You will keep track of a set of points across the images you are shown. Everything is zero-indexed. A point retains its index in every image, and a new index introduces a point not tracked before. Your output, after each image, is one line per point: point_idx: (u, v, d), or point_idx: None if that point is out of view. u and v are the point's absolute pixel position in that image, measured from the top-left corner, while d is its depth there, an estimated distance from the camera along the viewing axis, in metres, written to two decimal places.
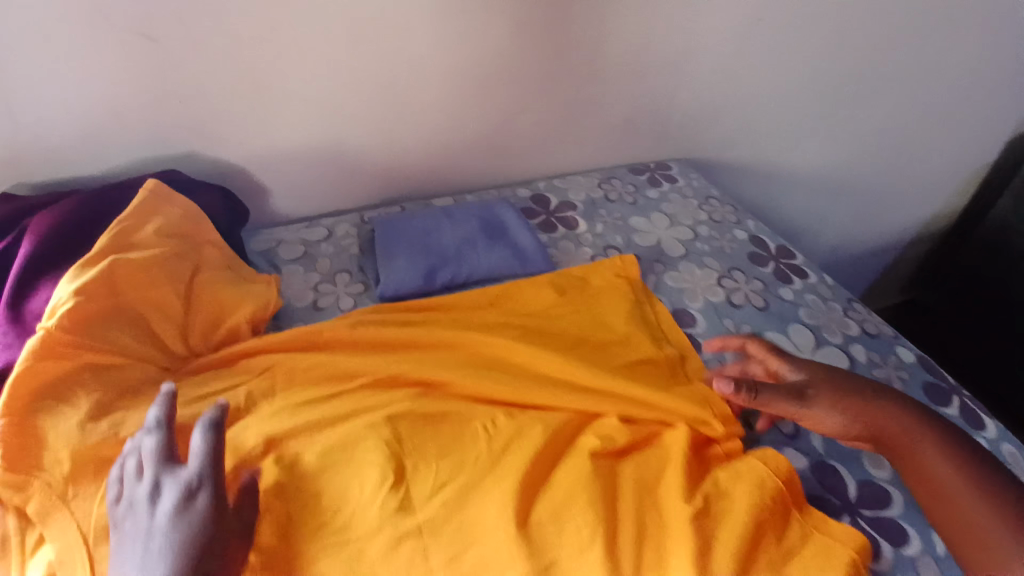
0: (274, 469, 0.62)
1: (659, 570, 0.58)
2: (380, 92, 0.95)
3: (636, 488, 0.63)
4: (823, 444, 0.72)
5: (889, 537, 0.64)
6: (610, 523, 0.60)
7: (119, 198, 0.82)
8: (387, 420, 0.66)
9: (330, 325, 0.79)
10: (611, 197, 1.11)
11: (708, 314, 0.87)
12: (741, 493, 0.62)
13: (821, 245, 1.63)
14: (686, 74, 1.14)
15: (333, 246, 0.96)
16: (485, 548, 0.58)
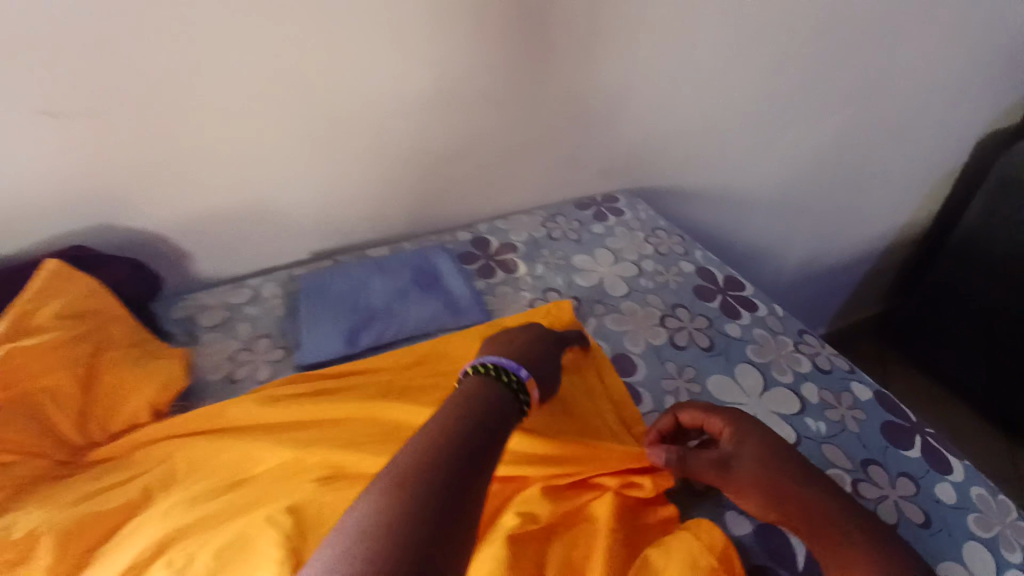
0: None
1: None
2: (306, 149, 0.91)
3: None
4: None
5: None
6: None
7: (20, 279, 0.77)
8: (289, 510, 0.62)
9: (234, 404, 0.75)
10: (554, 235, 1.06)
11: (649, 358, 0.82)
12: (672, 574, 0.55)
13: (793, 262, 1.58)
14: (631, 107, 1.10)
15: (258, 308, 0.92)
16: None
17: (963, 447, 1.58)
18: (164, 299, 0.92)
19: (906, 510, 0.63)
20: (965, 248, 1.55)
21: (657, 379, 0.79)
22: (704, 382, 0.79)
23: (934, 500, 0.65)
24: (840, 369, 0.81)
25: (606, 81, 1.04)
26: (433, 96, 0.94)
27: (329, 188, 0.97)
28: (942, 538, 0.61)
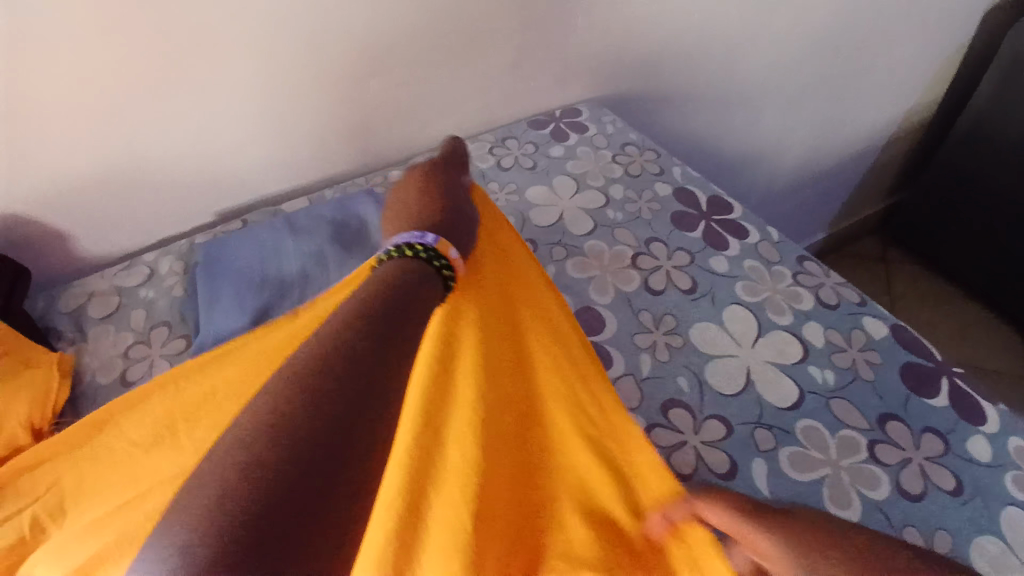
0: None
1: None
2: (173, 87, 0.72)
3: None
4: (766, 477, 0.54)
5: None
6: None
7: None
8: None
9: (124, 406, 0.60)
10: (505, 164, 0.89)
11: (619, 308, 0.68)
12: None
13: (789, 165, 1.40)
14: None
15: (154, 290, 0.77)
16: None
17: (968, 349, 1.49)
18: (44, 291, 0.76)
19: (933, 475, 0.54)
20: (973, 134, 1.36)
21: (629, 334, 0.65)
22: (686, 333, 0.65)
23: (965, 459, 0.55)
24: (847, 303, 0.69)
25: None
26: (333, 5, 0.74)
27: (222, 134, 0.79)
28: (977, 509, 0.52)
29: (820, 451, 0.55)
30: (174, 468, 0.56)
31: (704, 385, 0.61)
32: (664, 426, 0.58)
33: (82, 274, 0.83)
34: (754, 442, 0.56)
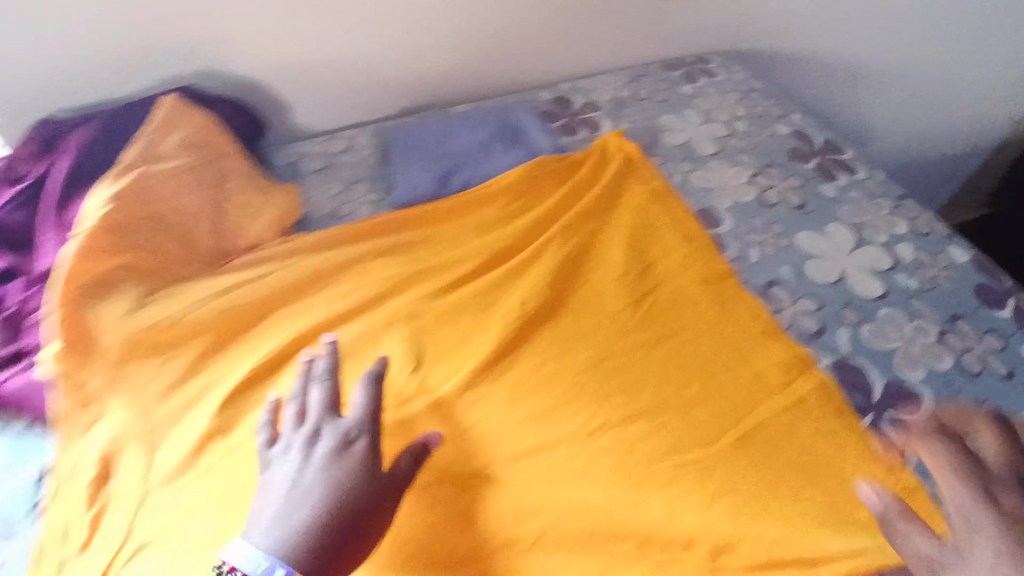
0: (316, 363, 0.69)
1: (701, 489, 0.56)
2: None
3: (655, 403, 0.63)
4: (848, 343, 0.66)
5: (914, 440, 0.59)
6: (634, 435, 0.60)
7: (139, 116, 0.83)
8: (410, 316, 0.73)
9: (347, 229, 0.83)
10: (642, 95, 1.02)
11: (737, 213, 0.81)
12: (770, 406, 0.61)
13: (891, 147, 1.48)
14: None
15: (354, 156, 0.97)
16: (523, 458, 0.60)
17: None
18: (271, 145, 0.98)
19: (993, 363, 0.65)
20: None
21: (745, 230, 0.79)
22: (793, 240, 0.77)
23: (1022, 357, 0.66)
24: (939, 233, 0.79)
25: None
26: None
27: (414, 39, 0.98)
28: None
29: (898, 331, 0.67)
30: (387, 269, 0.78)
31: (804, 275, 0.74)
32: (767, 300, 0.71)
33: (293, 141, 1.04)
34: (843, 318, 0.69)
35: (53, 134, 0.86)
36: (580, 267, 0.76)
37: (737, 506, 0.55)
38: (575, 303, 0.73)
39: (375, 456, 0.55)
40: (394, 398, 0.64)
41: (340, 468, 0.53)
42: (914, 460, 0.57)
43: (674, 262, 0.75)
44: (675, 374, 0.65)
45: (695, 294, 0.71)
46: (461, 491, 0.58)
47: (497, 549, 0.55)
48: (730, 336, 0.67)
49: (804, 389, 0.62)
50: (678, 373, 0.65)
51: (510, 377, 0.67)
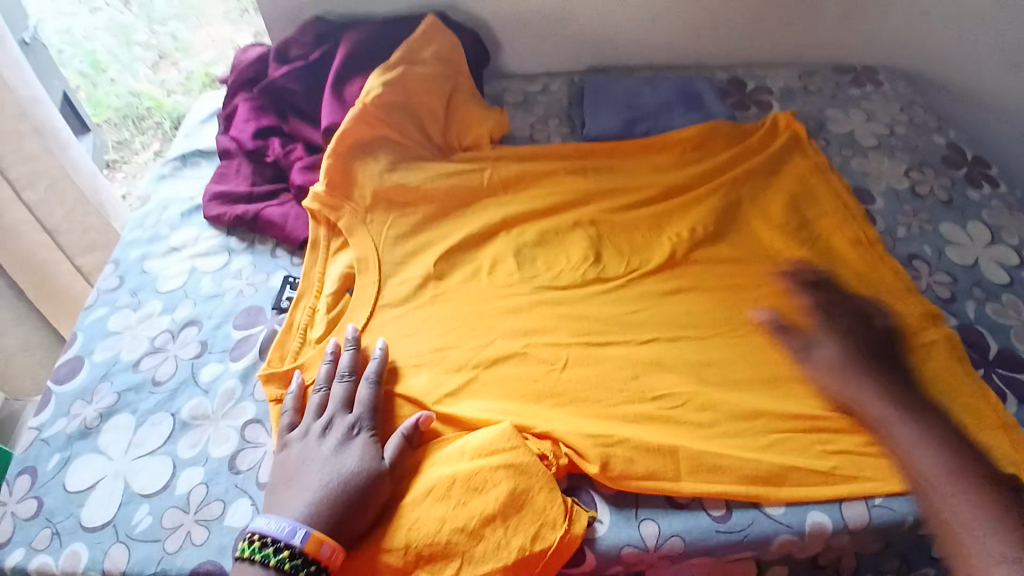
0: (513, 245, 0.86)
1: (833, 390, 0.71)
2: None
3: (800, 323, 0.77)
4: (974, 313, 0.80)
5: (1017, 395, 0.72)
6: (780, 342, 0.76)
7: (402, 28, 1.04)
8: (593, 223, 0.88)
9: (541, 149, 0.98)
10: (810, 89, 1.14)
11: (889, 198, 0.95)
12: (897, 346, 0.75)
13: None
14: None
15: (548, 97, 1.14)
16: (680, 347, 0.75)
17: None
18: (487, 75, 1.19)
19: None
20: None
21: (894, 213, 0.93)
22: (935, 226, 0.91)
23: None
24: None
25: None
26: None
27: (617, 5, 1.14)
28: None
29: (1019, 315, 0.80)
30: (576, 185, 0.93)
31: (943, 255, 0.88)
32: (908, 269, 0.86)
33: (497, 76, 1.24)
34: (972, 294, 0.82)
35: (323, 31, 1.07)
36: (742, 214, 0.90)
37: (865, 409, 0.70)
38: (734, 240, 0.87)
39: (373, 455, 0.64)
40: (576, 281, 0.82)
41: (345, 461, 0.63)
42: (1013, 408, 0.71)
43: (827, 226, 0.88)
44: (818, 310, 0.79)
45: (843, 255, 0.85)
46: (608, 380, 0.71)
47: (651, 398, 0.70)
48: (872, 291, 0.81)
49: (929, 338, 0.75)
50: (820, 308, 0.79)
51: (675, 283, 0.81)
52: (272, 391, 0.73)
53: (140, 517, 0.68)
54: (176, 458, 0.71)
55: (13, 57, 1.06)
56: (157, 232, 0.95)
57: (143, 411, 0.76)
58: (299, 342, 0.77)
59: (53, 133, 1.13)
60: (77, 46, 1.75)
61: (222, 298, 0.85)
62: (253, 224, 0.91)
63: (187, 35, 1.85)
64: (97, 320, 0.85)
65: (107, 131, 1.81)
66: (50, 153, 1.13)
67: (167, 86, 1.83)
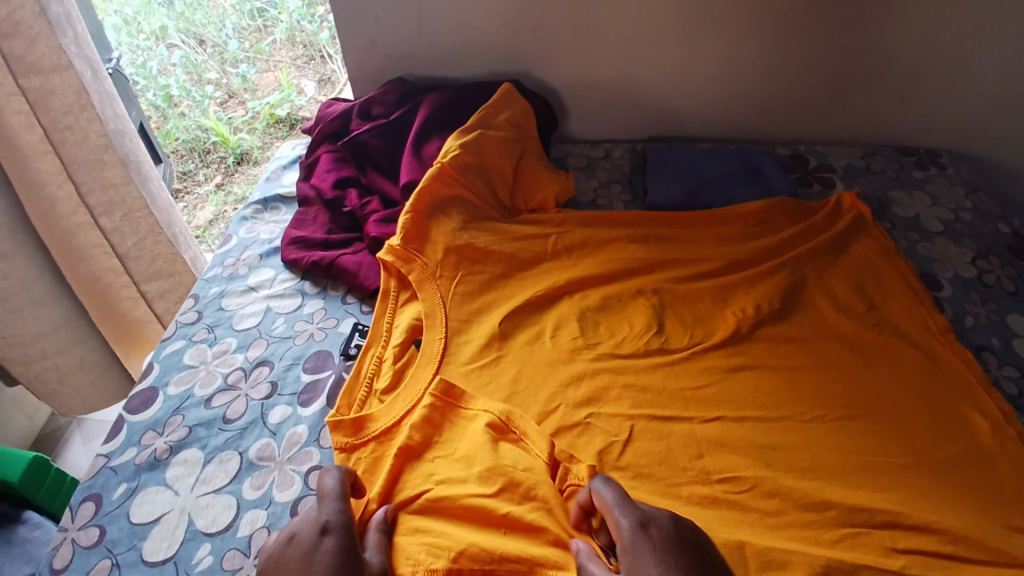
0: (575, 309, 0.87)
1: (904, 484, 0.69)
2: (675, 39, 1.13)
3: (869, 412, 0.76)
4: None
5: None
6: (850, 432, 0.74)
7: (479, 95, 1.10)
8: (655, 292, 0.89)
9: (604, 215, 1.01)
10: (874, 168, 1.14)
11: (956, 284, 0.94)
12: (971, 444, 0.72)
13: None
14: (982, 67, 1.11)
15: (610, 162, 1.18)
16: (744, 428, 0.74)
17: None
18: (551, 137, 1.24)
19: None
20: None
21: (961, 301, 0.91)
22: (1003, 317, 0.89)
23: None
24: None
25: (962, 39, 1.08)
26: (797, 19, 1.09)
27: (681, 81, 1.18)
28: None
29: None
30: (638, 252, 0.95)
31: (1011, 347, 0.86)
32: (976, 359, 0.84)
33: (561, 139, 1.29)
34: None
35: (404, 92, 1.14)
36: (806, 291, 0.90)
37: (944, 510, 0.66)
38: (800, 318, 0.86)
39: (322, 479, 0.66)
40: (638, 350, 0.82)
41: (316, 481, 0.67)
42: None
43: (899, 314, 0.87)
44: (889, 398, 0.77)
45: (914, 342, 0.84)
46: (670, 454, 0.71)
47: (715, 480, 0.69)
48: (943, 382, 0.79)
49: (1011, 435, 0.73)
50: (889, 397, 0.77)
51: (739, 357, 0.81)
52: (338, 439, 0.73)
53: (202, 555, 0.69)
54: (241, 498, 0.73)
55: (105, 90, 1.12)
56: (236, 272, 1.00)
57: (213, 448, 0.78)
58: (365, 391, 0.78)
59: (136, 166, 1.19)
60: (150, 79, 1.91)
61: (293, 340, 0.89)
62: (327, 271, 0.95)
63: (254, 76, 2.06)
64: (174, 352, 0.90)
65: (174, 162, 1.91)
66: (131, 183, 1.18)
67: (232, 123, 1.97)
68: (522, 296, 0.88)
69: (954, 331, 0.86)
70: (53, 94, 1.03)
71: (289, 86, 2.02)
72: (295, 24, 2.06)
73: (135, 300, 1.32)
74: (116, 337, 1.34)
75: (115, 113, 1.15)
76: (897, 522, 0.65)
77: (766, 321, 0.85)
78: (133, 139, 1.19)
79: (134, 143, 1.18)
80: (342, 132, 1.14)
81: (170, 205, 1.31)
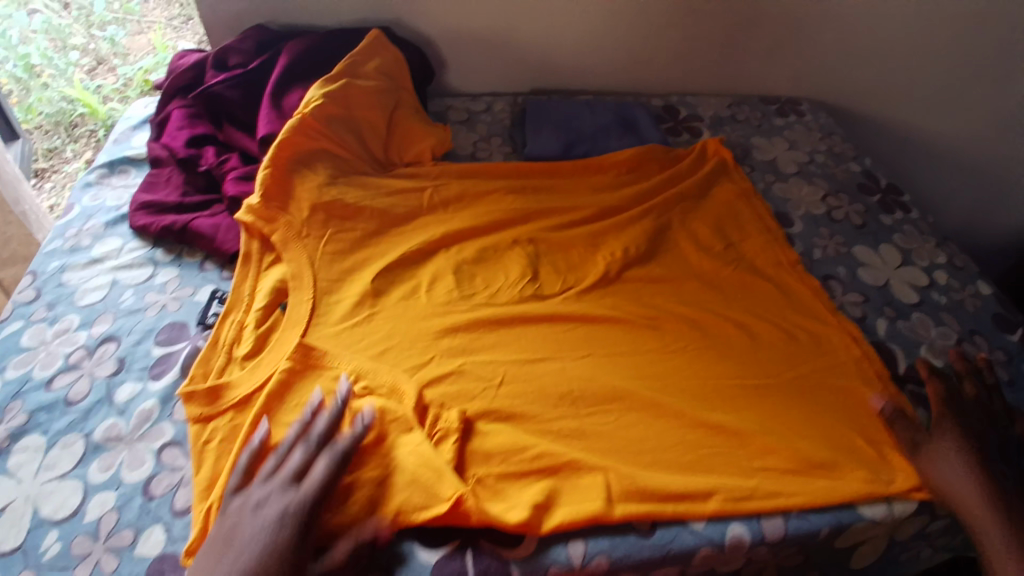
0: (451, 261, 0.87)
1: (754, 403, 0.75)
2: None
3: (725, 341, 0.82)
4: (885, 330, 0.88)
5: (927, 408, 0.79)
6: (708, 361, 0.79)
7: (344, 42, 1.04)
8: (531, 241, 0.90)
9: (482, 166, 0.99)
10: (739, 118, 1.21)
11: (808, 222, 1.02)
12: (816, 365, 0.80)
13: (980, 234, 1.54)
14: (829, 20, 1.19)
15: (491, 116, 1.16)
16: (613, 364, 0.77)
17: None
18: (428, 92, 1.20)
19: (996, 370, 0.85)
20: None
21: (812, 236, 1.00)
22: (851, 249, 0.99)
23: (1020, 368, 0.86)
24: (970, 270, 0.99)
25: None
26: None
27: (559, 31, 1.18)
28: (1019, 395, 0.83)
29: (926, 331, 0.88)
30: (516, 203, 0.95)
31: (856, 276, 0.95)
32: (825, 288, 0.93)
33: (443, 95, 1.25)
34: (883, 313, 0.90)
35: (262, 40, 1.05)
36: (672, 234, 0.94)
37: (789, 425, 0.73)
38: (665, 259, 0.91)
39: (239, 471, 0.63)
40: (514, 299, 0.83)
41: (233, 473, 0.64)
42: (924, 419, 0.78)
43: (753, 251, 0.93)
44: (743, 327, 0.83)
45: (767, 276, 0.91)
46: (544, 394, 0.73)
47: (585, 413, 0.72)
48: (789, 310, 0.86)
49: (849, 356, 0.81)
50: (744, 327, 0.83)
51: (612, 300, 0.84)
52: (193, 410, 0.69)
53: (50, 543, 0.63)
54: (89, 481, 0.67)
55: None
56: (78, 243, 0.90)
57: (56, 432, 0.71)
58: (225, 358, 0.74)
59: None
60: (11, 50, 1.66)
61: (144, 313, 0.81)
62: (181, 236, 0.87)
63: (124, 39, 1.79)
64: (11, 333, 0.80)
65: (37, 138, 1.70)
66: None
67: (100, 91, 1.74)
68: (397, 252, 0.86)
69: (803, 264, 0.94)
70: None
71: (166, 49, 1.77)
72: None
73: None
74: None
75: None
76: (746, 439, 0.72)
77: (634, 263, 0.89)
78: None
79: None
80: (194, 85, 1.04)
81: (19, 181, 1.15)
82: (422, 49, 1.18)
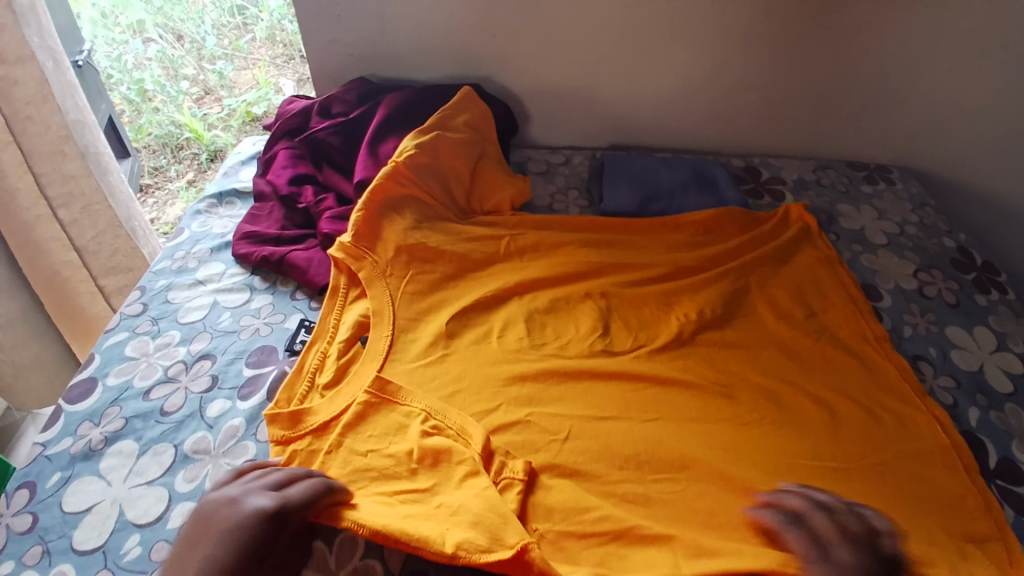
0: (523, 309, 0.88)
1: (834, 486, 0.71)
2: (633, 48, 1.15)
3: (803, 416, 0.78)
4: (976, 420, 0.80)
5: (1015, 506, 0.71)
6: (783, 435, 0.76)
7: (437, 96, 1.11)
8: (603, 295, 0.91)
9: (558, 218, 1.02)
10: (823, 182, 1.18)
11: (896, 296, 0.97)
12: (904, 450, 0.74)
13: None
14: (925, 88, 1.16)
15: (570, 169, 1.19)
16: (681, 429, 0.75)
17: None
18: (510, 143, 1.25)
19: None
20: None
21: (901, 312, 0.95)
22: (942, 329, 0.92)
23: None
24: None
25: (906, 60, 1.13)
26: (748, 31, 1.12)
27: (641, 90, 1.21)
28: None
29: (1020, 423, 0.80)
30: (590, 256, 0.96)
31: (948, 358, 0.88)
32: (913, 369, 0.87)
33: (524, 147, 1.31)
34: (975, 400, 0.83)
35: (365, 91, 1.15)
36: (748, 298, 0.92)
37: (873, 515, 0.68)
38: (741, 323, 0.89)
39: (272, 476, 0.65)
40: (584, 353, 0.83)
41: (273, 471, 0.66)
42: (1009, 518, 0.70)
43: (837, 323, 0.89)
44: (825, 403, 0.79)
45: (852, 350, 0.86)
46: (609, 454, 0.72)
47: (650, 479, 0.70)
48: (876, 389, 0.81)
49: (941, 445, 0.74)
50: (827, 404, 0.79)
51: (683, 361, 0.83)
52: (275, 432, 0.73)
53: (130, 545, 0.67)
54: (174, 490, 0.71)
55: (67, 81, 1.12)
56: (185, 265, 0.99)
57: (148, 440, 0.77)
58: (307, 386, 0.78)
59: (95, 158, 1.18)
60: (124, 73, 1.91)
61: (238, 335, 0.88)
62: (278, 266, 0.94)
63: (231, 73, 2.05)
64: (117, 343, 0.88)
65: (146, 157, 1.90)
66: (91, 175, 1.17)
67: (206, 119, 1.94)
68: (472, 296, 0.89)
69: (890, 341, 0.89)
70: (15, 84, 1.02)
71: (267, 84, 1.99)
72: (275, 23, 2.04)
73: (93, 294, 1.27)
74: (71, 329, 1.29)
75: (76, 104, 1.14)
76: None
77: (708, 326, 0.87)
78: (94, 131, 1.18)
79: (94, 135, 1.18)
80: (302, 128, 1.14)
81: (131, 201, 1.30)
82: (508, 103, 1.25)
